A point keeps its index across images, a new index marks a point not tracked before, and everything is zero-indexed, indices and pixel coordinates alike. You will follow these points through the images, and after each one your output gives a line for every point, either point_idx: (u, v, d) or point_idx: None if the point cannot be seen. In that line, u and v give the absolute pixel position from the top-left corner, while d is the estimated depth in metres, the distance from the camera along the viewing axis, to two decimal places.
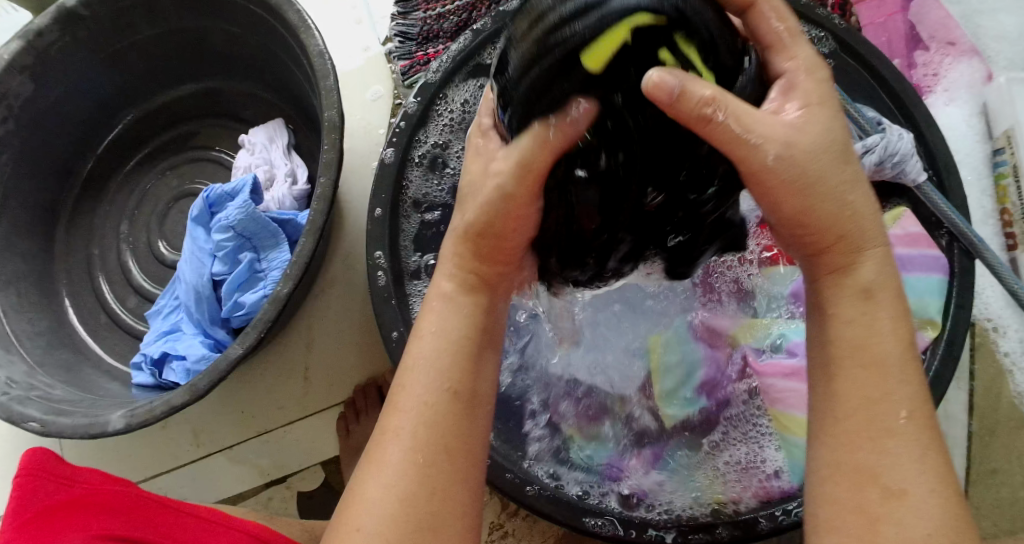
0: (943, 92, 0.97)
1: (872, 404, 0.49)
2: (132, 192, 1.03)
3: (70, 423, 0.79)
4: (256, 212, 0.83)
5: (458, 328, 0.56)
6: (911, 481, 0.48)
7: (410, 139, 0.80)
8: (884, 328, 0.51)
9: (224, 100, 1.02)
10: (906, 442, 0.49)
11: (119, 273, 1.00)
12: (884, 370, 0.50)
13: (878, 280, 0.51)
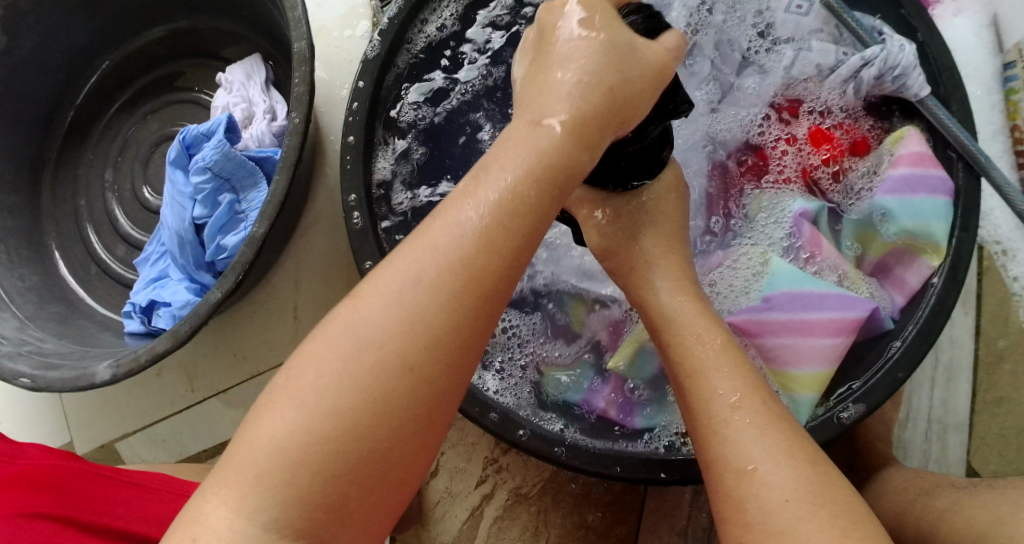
0: (950, 3, 0.92)
1: (705, 403, 0.58)
2: (114, 138, 1.01)
3: (60, 376, 0.79)
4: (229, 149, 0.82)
5: (473, 247, 0.50)
6: (772, 452, 0.54)
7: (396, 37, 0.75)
8: (696, 345, 0.61)
9: (200, 38, 0.99)
10: (743, 428, 0.56)
11: (106, 220, 0.99)
12: (707, 371, 0.59)
13: (674, 305, 0.64)
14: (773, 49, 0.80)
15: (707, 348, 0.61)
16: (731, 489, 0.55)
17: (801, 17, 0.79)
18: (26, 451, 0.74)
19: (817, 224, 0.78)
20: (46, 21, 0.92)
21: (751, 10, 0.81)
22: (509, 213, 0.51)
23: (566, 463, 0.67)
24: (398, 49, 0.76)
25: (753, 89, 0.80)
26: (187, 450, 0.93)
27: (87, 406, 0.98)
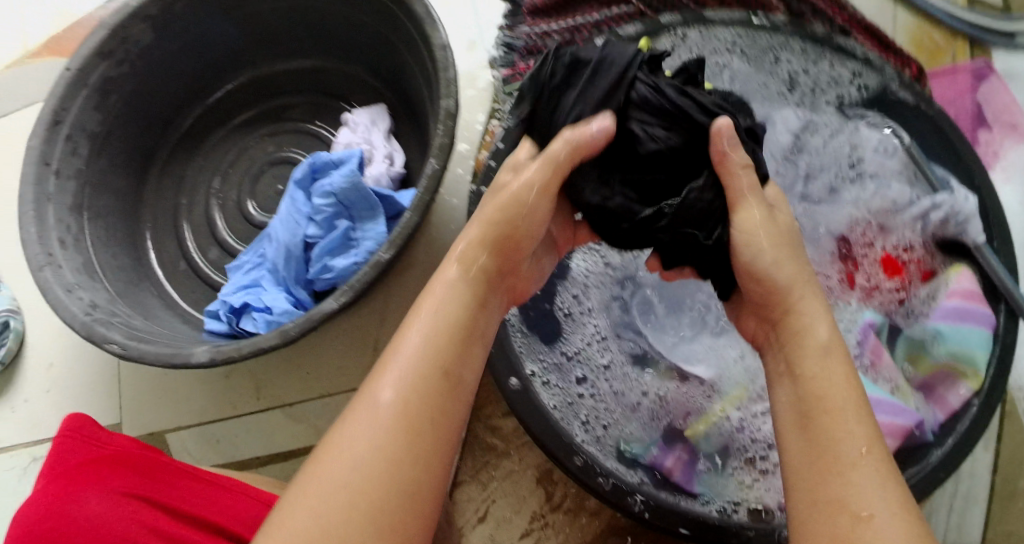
0: (1001, 170, 1.04)
1: (832, 444, 0.61)
2: (231, 148, 1.08)
3: (152, 350, 0.85)
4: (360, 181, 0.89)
5: (407, 397, 0.62)
6: (888, 500, 0.57)
7: None
8: (835, 379, 0.64)
9: (328, 77, 1.07)
10: (867, 473, 0.58)
11: (205, 225, 1.04)
12: (841, 410, 0.62)
13: (832, 342, 0.66)
14: (859, 180, 0.91)
15: (847, 388, 0.63)
16: (845, 529, 0.57)
17: (886, 159, 0.89)
18: (118, 438, 0.82)
19: (878, 337, 0.86)
20: (192, 34, 1.00)
21: (844, 147, 0.91)
22: (429, 364, 0.64)
23: (638, 516, 0.72)
24: None
25: (837, 215, 0.91)
26: (238, 455, 0.95)
27: (144, 394, 1.01)
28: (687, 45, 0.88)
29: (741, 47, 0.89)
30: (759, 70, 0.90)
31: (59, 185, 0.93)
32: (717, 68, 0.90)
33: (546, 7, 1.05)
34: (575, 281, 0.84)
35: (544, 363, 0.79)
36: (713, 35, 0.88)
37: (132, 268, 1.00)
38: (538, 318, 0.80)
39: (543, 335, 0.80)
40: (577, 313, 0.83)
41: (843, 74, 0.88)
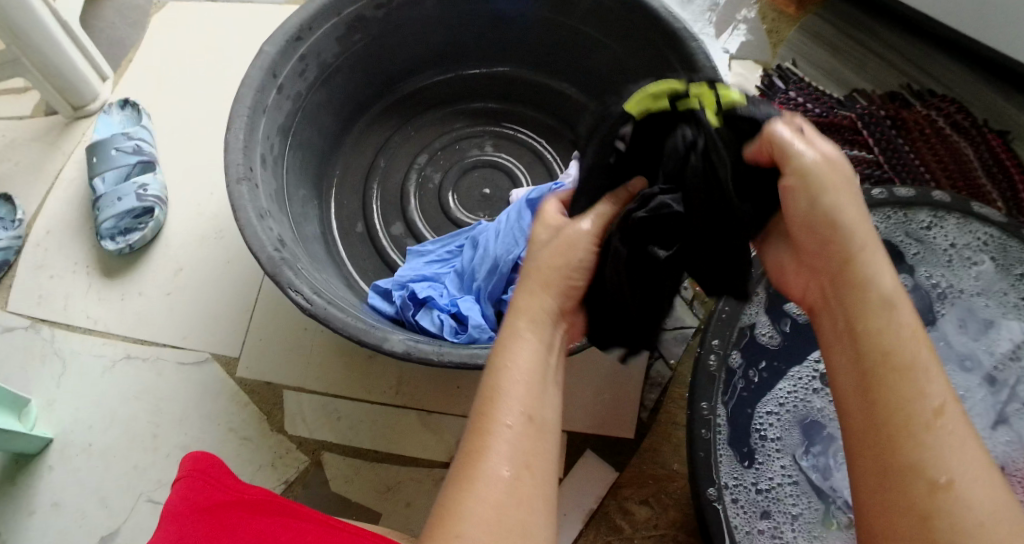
0: None
1: (907, 404, 0.53)
2: (444, 133, 1.06)
3: (341, 316, 0.77)
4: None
5: (514, 443, 0.53)
6: (975, 477, 0.51)
7: None
8: (905, 333, 0.55)
9: (565, 104, 1.05)
10: (943, 437, 0.51)
11: (397, 198, 1.02)
12: (920, 363, 0.54)
13: (899, 291, 0.56)
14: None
15: (892, 334, 0.55)
16: (919, 499, 0.51)
17: None
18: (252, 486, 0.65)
19: None
20: (450, 7, 0.96)
21: None
22: (524, 403, 0.55)
23: None
24: None
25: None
26: (354, 440, 0.91)
27: (275, 340, 0.96)
28: (949, 232, 0.90)
29: (995, 248, 0.89)
30: (1007, 276, 0.88)
31: (276, 102, 0.87)
32: (968, 260, 0.89)
33: None
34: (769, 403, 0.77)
35: (736, 484, 0.74)
36: (974, 227, 0.89)
37: (309, 211, 0.95)
38: (738, 437, 0.76)
39: (742, 456, 0.75)
40: (769, 432, 0.76)
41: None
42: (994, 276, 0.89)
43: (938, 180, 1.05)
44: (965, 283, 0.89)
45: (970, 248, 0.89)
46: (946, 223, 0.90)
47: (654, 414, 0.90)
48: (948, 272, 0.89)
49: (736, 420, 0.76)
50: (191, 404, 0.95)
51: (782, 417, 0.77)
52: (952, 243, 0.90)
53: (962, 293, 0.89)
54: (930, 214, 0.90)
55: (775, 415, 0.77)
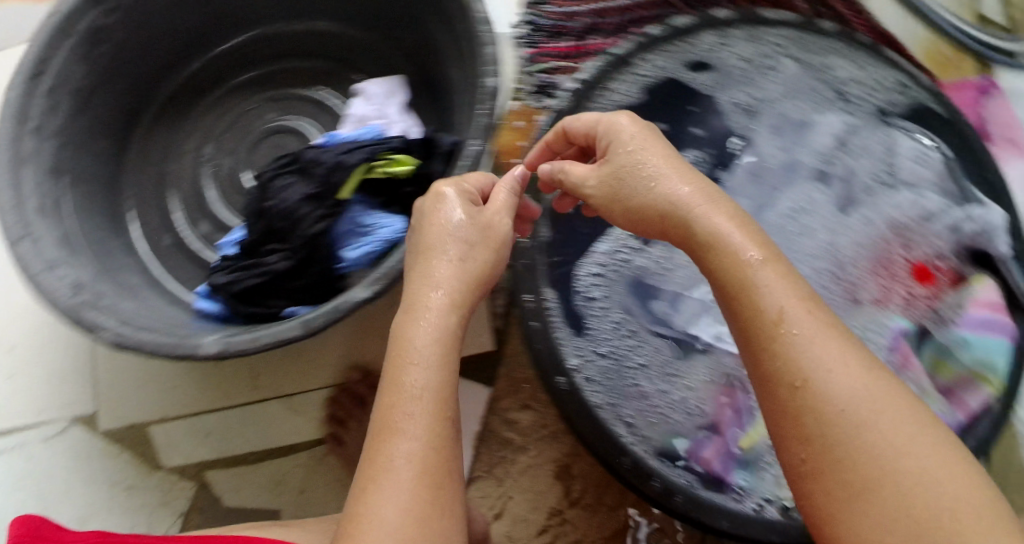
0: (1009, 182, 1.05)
1: (753, 316, 0.56)
2: (220, 115, 0.97)
3: (158, 340, 0.75)
4: (360, 169, 0.83)
5: (430, 429, 0.57)
6: (829, 364, 0.53)
7: (588, 95, 0.79)
8: (733, 239, 0.58)
9: (339, 44, 0.97)
10: (798, 339, 0.54)
11: (193, 196, 0.95)
12: (754, 281, 0.56)
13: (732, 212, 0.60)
14: (896, 187, 0.85)
15: (738, 265, 0.57)
16: (787, 401, 0.54)
17: (925, 168, 0.85)
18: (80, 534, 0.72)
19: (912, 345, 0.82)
20: None
21: (884, 150, 0.86)
22: (440, 394, 0.58)
23: (657, 498, 0.72)
24: (584, 116, 0.79)
25: (883, 218, 0.84)
26: (232, 450, 0.89)
27: (125, 381, 0.92)
28: (736, 48, 0.85)
29: (792, 47, 0.85)
30: (810, 73, 0.86)
31: (37, 146, 0.79)
32: (768, 67, 0.86)
33: None
34: (590, 269, 0.76)
35: (584, 358, 0.74)
36: (760, 36, 0.85)
37: (112, 242, 0.88)
38: (573, 310, 0.75)
39: (582, 330, 0.74)
40: (595, 293, 0.76)
41: (886, 83, 0.86)
42: (795, 77, 0.86)
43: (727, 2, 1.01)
44: (771, 90, 0.86)
45: (768, 59, 0.86)
46: (732, 39, 0.85)
47: (508, 316, 0.87)
48: (748, 90, 0.85)
49: (563, 297, 0.74)
50: (68, 475, 0.91)
51: (602, 276, 0.76)
52: (745, 57, 0.85)
53: (771, 102, 0.86)
54: (712, 38, 0.84)
55: (600, 275, 0.76)
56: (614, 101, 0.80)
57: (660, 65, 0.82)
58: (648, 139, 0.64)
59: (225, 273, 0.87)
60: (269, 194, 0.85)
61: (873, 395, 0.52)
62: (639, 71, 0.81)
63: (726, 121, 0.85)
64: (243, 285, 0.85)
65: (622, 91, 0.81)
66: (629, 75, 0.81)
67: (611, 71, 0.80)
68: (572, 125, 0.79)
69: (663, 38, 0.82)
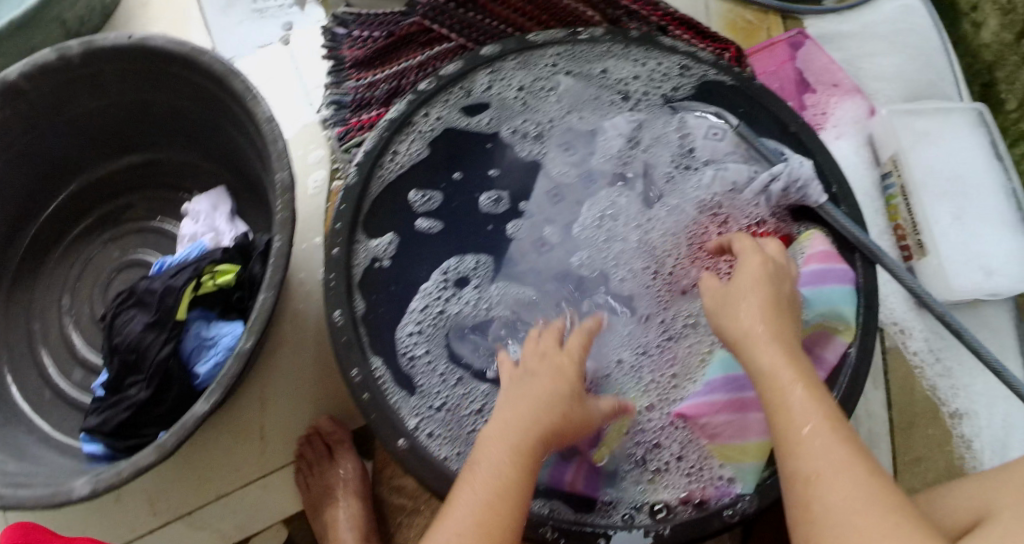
0: (833, 128, 1.08)
1: (780, 414, 0.62)
2: (72, 263, 1.01)
3: (33, 494, 0.78)
4: (190, 287, 0.87)
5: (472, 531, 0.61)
6: (823, 461, 0.58)
7: (375, 163, 0.83)
8: (770, 358, 0.65)
9: (168, 169, 1.03)
10: (813, 444, 0.59)
11: (62, 346, 0.98)
12: (778, 380, 0.63)
13: (752, 327, 0.67)
14: (698, 168, 0.90)
15: (773, 374, 0.64)
16: (800, 494, 0.59)
17: (717, 142, 0.90)
18: None
19: None
20: (12, 151, 0.93)
21: (675, 133, 0.91)
22: (510, 503, 0.62)
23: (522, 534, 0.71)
24: (377, 183, 0.83)
25: (688, 201, 0.88)
26: None
27: None
28: (511, 78, 0.89)
29: (565, 63, 0.90)
30: (588, 82, 0.91)
31: None
32: (545, 89, 0.90)
33: (368, 57, 1.06)
34: (407, 331, 0.82)
35: (422, 414, 0.77)
36: (533, 61, 0.89)
37: None
38: (401, 373, 0.79)
39: (410, 387, 0.79)
40: (417, 350, 0.81)
41: (669, 70, 0.90)
42: (575, 89, 0.91)
43: (521, 25, 1.08)
44: (554, 110, 0.91)
45: (546, 83, 0.90)
46: (506, 71, 0.88)
47: None
48: (529, 116, 0.91)
49: (389, 362, 0.79)
50: None
51: (422, 333, 0.82)
52: (522, 84, 0.90)
53: (556, 121, 0.91)
54: (487, 75, 0.87)
55: (418, 333, 0.82)
56: (401, 162, 0.84)
57: (440, 114, 0.86)
58: (744, 280, 0.71)
59: (95, 414, 0.89)
60: (116, 332, 0.89)
61: (867, 494, 0.56)
62: (419, 126, 0.85)
63: (514, 150, 0.90)
64: (115, 422, 0.88)
65: (407, 149, 0.85)
66: (412, 133, 0.85)
67: (393, 134, 0.84)
68: (367, 195, 0.82)
69: (436, 87, 0.85)
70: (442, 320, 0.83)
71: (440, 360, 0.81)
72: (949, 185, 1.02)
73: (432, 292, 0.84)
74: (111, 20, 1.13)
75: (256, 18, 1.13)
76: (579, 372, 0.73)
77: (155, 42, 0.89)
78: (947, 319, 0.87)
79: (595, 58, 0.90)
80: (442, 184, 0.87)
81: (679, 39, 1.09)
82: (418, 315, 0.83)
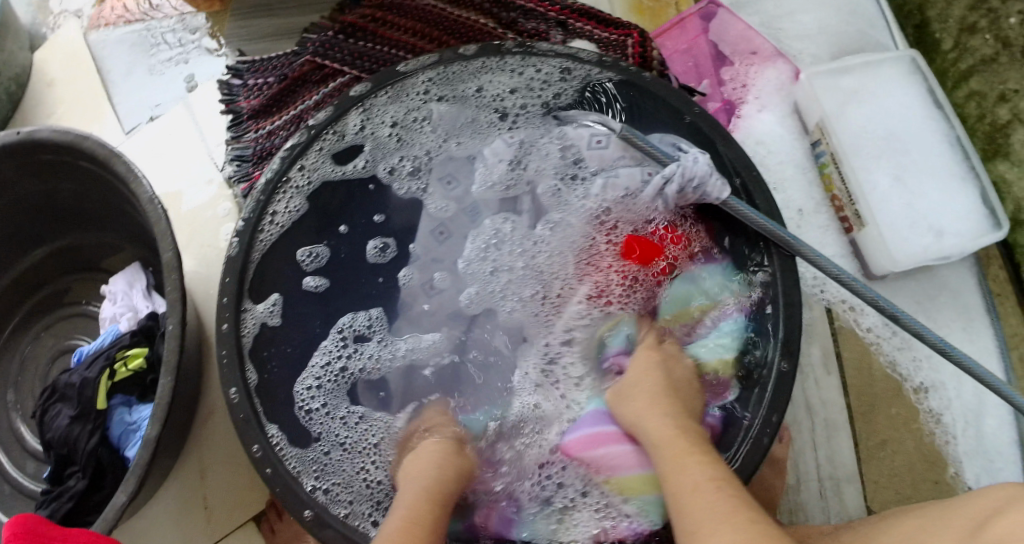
0: (754, 101, 1.01)
1: (672, 478, 0.66)
2: (11, 359, 1.02)
3: None
4: (104, 376, 0.87)
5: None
6: (706, 514, 0.61)
7: (255, 229, 0.81)
8: (659, 429, 0.71)
9: (89, 251, 1.05)
10: (700, 498, 0.63)
11: (13, 439, 1.00)
12: (668, 447, 0.69)
13: (639, 408, 0.74)
14: (585, 179, 0.89)
15: (663, 445, 0.70)
16: None
17: (603, 150, 0.89)
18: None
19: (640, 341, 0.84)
20: None
21: (558, 147, 0.91)
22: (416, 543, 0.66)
23: None
24: (259, 248, 0.81)
25: (576, 214, 0.88)
26: None
27: None
28: (383, 114, 0.87)
29: (437, 89, 0.88)
30: (462, 105, 0.90)
31: None
32: (418, 120, 0.89)
33: (263, 105, 1.04)
34: (304, 383, 0.82)
35: (317, 469, 0.78)
36: (402, 93, 0.87)
37: None
38: (303, 432, 0.80)
39: (308, 443, 0.79)
40: (314, 403, 0.81)
41: (549, 75, 0.88)
42: (451, 116, 0.90)
43: (414, 46, 1.04)
44: (430, 141, 0.90)
45: (418, 114, 0.89)
46: (377, 108, 0.86)
47: None
48: (404, 154, 0.90)
49: (288, 426, 0.79)
50: None
51: (319, 387, 0.82)
52: (395, 119, 0.88)
53: (434, 152, 0.90)
54: (359, 115, 0.86)
55: (317, 387, 0.82)
56: (280, 223, 0.82)
57: (316, 163, 0.84)
58: (639, 363, 0.79)
59: (42, 508, 0.88)
60: (47, 426, 0.90)
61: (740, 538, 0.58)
62: (294, 181, 0.83)
63: (392, 188, 0.90)
64: (61, 509, 0.87)
65: (285, 207, 0.83)
66: (288, 189, 0.83)
67: (269, 195, 0.82)
68: (249, 264, 0.80)
69: (306, 136, 0.83)
70: (341, 373, 0.84)
71: (342, 411, 0.82)
72: (883, 145, 0.94)
73: (330, 346, 0.84)
74: (19, 108, 1.13)
75: (154, 81, 1.13)
76: (455, 466, 0.76)
77: (41, 134, 0.88)
78: (879, 303, 0.81)
79: (468, 78, 0.88)
80: (328, 236, 0.86)
81: (579, 31, 1.03)
82: (315, 369, 0.83)
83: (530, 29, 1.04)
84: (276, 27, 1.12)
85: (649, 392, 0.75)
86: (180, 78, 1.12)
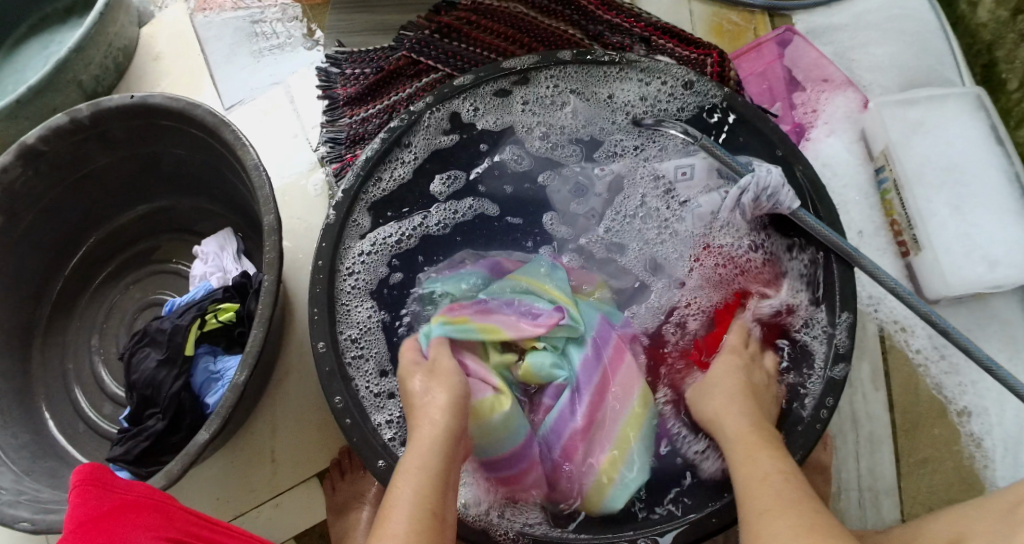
0: (823, 126, 1.07)
1: (745, 467, 0.72)
2: (100, 306, 1.09)
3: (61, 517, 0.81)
4: (195, 325, 0.93)
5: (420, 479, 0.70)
6: (776, 495, 0.67)
7: (359, 187, 0.89)
8: (735, 430, 0.77)
9: (181, 213, 1.11)
10: (773, 486, 0.68)
11: (94, 383, 1.05)
12: (741, 445, 0.74)
13: (719, 408, 0.80)
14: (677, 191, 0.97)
15: (738, 440, 0.75)
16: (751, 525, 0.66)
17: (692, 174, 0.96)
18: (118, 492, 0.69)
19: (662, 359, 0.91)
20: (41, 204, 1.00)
21: (657, 151, 0.99)
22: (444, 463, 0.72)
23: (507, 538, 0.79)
24: (363, 197, 0.89)
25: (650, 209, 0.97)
26: None
27: None
28: (491, 102, 0.96)
29: (570, 83, 0.97)
30: (597, 104, 0.99)
31: None
32: (554, 102, 0.98)
33: (359, 94, 1.11)
34: (363, 240, 0.90)
35: (355, 357, 0.86)
36: (533, 82, 0.97)
37: (34, 444, 0.98)
38: (351, 328, 0.87)
39: (352, 322, 0.87)
40: (358, 269, 0.89)
41: (674, 89, 0.96)
42: (571, 108, 0.99)
43: (504, 50, 1.09)
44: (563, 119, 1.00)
45: (559, 101, 0.99)
46: (512, 91, 0.97)
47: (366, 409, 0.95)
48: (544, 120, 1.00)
49: (362, 306, 0.89)
50: None
51: (370, 265, 0.91)
52: (527, 99, 0.98)
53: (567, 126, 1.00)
54: (482, 98, 0.95)
55: (371, 252, 0.90)
56: (377, 184, 0.91)
57: (435, 121, 0.94)
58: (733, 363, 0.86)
59: (119, 444, 0.93)
60: (133, 367, 0.95)
61: (805, 520, 0.64)
62: (405, 148, 0.92)
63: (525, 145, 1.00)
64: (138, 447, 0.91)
65: (389, 172, 0.92)
66: (400, 156, 0.92)
67: (379, 158, 0.90)
68: (346, 220, 0.88)
69: (434, 101, 0.92)
70: (394, 237, 0.93)
71: (384, 272, 0.92)
72: (946, 175, 0.99)
73: (396, 227, 0.93)
74: (126, 76, 1.20)
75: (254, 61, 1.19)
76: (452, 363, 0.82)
77: (153, 101, 0.94)
78: (930, 316, 0.86)
79: (597, 81, 0.97)
80: (448, 181, 0.97)
81: (663, 48, 1.09)
82: (364, 236, 0.90)
83: (615, 42, 1.10)
84: (374, 21, 1.19)
85: (735, 391, 0.81)
86: (278, 61, 1.19)
